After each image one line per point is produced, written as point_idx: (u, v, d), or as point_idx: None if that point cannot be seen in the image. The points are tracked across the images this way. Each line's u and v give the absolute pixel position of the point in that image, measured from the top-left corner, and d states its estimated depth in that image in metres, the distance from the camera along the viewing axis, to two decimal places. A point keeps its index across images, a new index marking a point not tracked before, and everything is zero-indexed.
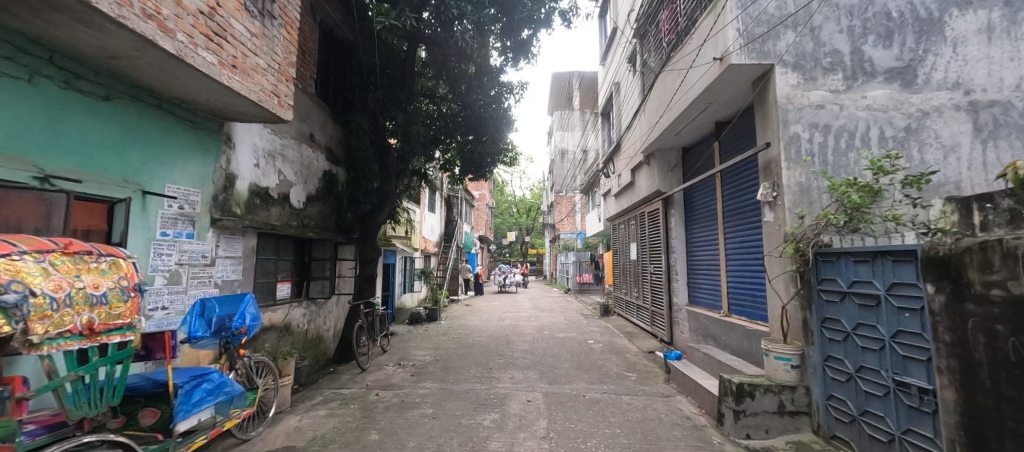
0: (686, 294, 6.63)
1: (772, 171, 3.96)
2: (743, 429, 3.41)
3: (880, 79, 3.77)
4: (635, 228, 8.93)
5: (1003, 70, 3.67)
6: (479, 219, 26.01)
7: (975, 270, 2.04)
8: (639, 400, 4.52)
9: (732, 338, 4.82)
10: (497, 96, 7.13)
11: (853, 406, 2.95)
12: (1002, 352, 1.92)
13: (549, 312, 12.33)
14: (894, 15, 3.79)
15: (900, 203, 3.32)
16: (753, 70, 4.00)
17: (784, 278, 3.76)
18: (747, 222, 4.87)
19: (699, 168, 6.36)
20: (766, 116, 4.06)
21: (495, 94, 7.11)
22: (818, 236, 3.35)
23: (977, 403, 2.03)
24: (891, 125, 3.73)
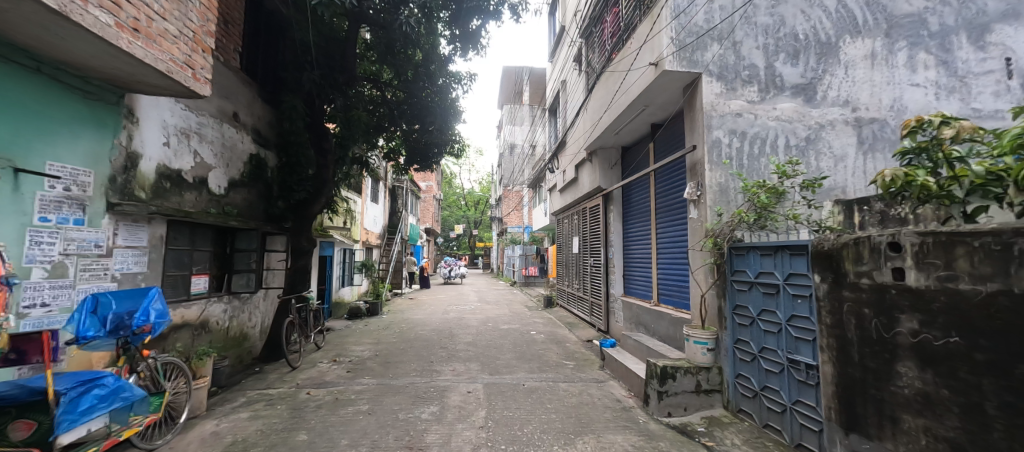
0: (622, 285, 7.03)
1: (697, 172, 4.30)
2: (666, 408, 3.71)
3: (787, 94, 4.25)
4: (578, 222, 9.26)
5: (882, 92, 4.29)
6: (426, 211, 25.47)
7: (850, 262, 2.37)
8: (575, 386, 4.74)
9: (660, 325, 5.20)
10: (444, 86, 6.93)
11: (756, 382, 3.34)
12: (867, 331, 2.26)
13: (494, 304, 12.44)
14: (801, 37, 4.27)
15: (799, 204, 3.78)
16: (683, 77, 4.31)
17: (704, 270, 4.12)
18: (675, 217, 5.26)
19: (636, 166, 6.74)
20: (693, 121, 4.40)
21: (443, 83, 6.93)
22: (733, 231, 3.71)
23: (847, 375, 2.39)
24: (795, 135, 4.22)
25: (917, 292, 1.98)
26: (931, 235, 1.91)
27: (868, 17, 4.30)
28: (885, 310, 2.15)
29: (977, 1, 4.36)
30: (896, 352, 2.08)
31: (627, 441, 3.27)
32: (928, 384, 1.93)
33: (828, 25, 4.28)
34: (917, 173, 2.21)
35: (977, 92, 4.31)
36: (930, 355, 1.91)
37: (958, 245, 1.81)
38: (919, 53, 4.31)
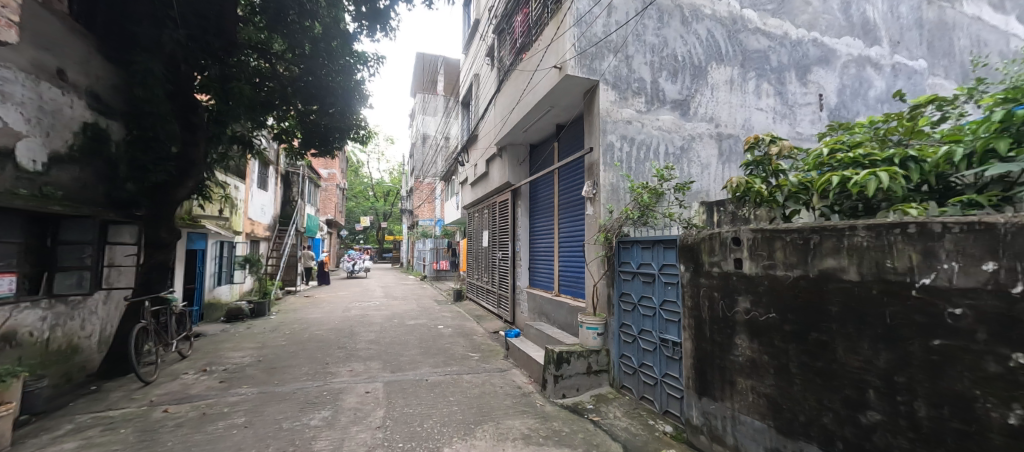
0: (527, 277, 7.31)
1: (593, 172, 4.67)
2: (560, 390, 3.99)
3: (668, 107, 4.83)
4: (488, 216, 9.36)
5: (738, 113, 5.13)
6: (326, 201, 23.35)
7: (705, 254, 2.80)
8: (478, 377, 4.82)
9: (560, 314, 5.56)
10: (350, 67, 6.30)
11: (635, 360, 3.77)
12: (716, 311, 2.70)
13: (401, 300, 11.99)
14: (680, 59, 4.88)
15: (674, 204, 4.36)
16: (583, 83, 4.63)
17: (596, 261, 4.51)
18: (575, 213, 5.64)
19: (543, 164, 7.04)
20: (591, 124, 4.76)
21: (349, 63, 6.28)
22: (621, 226, 4.12)
23: (701, 349, 2.83)
24: (673, 144, 4.83)
25: (750, 277, 2.42)
26: (760, 232, 2.36)
27: (730, 48, 5.09)
28: (728, 293, 2.59)
29: (804, 47, 5.46)
30: (735, 326, 2.53)
31: (524, 425, 3.44)
32: (755, 351, 2.38)
33: (701, 51, 4.97)
34: (753, 182, 2.71)
35: (800, 119, 5.43)
36: (757, 328, 2.37)
37: (777, 240, 2.26)
38: (764, 83, 5.26)
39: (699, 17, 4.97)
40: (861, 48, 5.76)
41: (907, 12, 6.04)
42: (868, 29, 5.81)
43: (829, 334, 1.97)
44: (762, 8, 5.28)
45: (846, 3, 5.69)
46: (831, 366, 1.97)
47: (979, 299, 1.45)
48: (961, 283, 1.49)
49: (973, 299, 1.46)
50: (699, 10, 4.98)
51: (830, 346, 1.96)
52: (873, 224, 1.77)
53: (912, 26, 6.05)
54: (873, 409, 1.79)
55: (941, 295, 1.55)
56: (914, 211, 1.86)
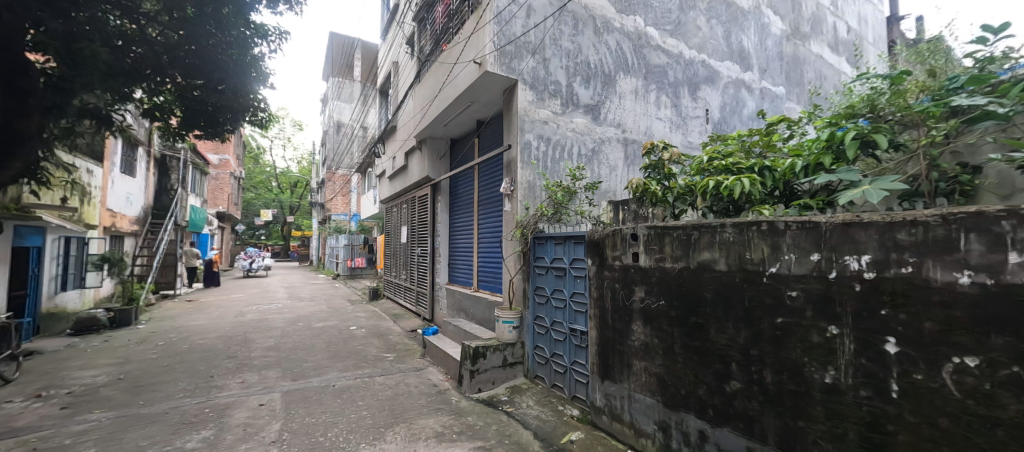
0: (446, 274, 7.19)
1: (511, 169, 4.77)
2: (476, 385, 4.02)
3: (581, 111, 5.11)
4: (406, 212, 9.01)
5: (641, 121, 5.64)
6: (220, 193, 20.17)
7: (609, 249, 3.02)
8: (392, 378, 4.63)
9: (478, 310, 5.59)
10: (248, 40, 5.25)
11: (548, 351, 3.95)
12: (617, 301, 2.93)
13: (308, 300, 11.02)
14: (592, 66, 5.19)
15: (585, 202, 4.64)
16: (503, 80, 4.69)
17: (513, 257, 4.61)
18: (494, 209, 5.70)
19: (463, 159, 6.98)
20: (510, 122, 4.85)
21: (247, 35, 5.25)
22: (536, 223, 4.28)
23: (604, 335, 3.06)
24: (585, 146, 5.14)
25: (645, 269, 2.68)
26: (654, 228, 2.62)
27: (635, 61, 5.55)
28: (627, 283, 2.84)
29: (695, 67, 6.19)
30: (632, 314, 2.79)
31: (437, 422, 3.40)
32: (648, 335, 2.65)
33: (610, 61, 5.33)
34: (649, 184, 3.00)
35: (691, 130, 6.15)
36: (650, 315, 2.63)
37: (667, 235, 2.53)
38: (663, 95, 5.85)
39: (610, 29, 5.33)
40: (738, 72, 6.71)
41: (771, 46, 7.19)
42: (743, 57, 6.79)
43: (705, 317, 2.27)
44: (663, 28, 5.85)
45: (727, 32, 6.57)
46: (706, 345, 2.26)
47: (808, 283, 1.79)
48: (797, 271, 1.83)
49: (804, 283, 1.81)
50: (610, 22, 5.33)
51: (704, 327, 2.26)
52: (738, 222, 2.07)
53: (775, 57, 7.22)
54: (735, 379, 2.11)
55: (783, 281, 1.89)
56: (768, 212, 2.23)
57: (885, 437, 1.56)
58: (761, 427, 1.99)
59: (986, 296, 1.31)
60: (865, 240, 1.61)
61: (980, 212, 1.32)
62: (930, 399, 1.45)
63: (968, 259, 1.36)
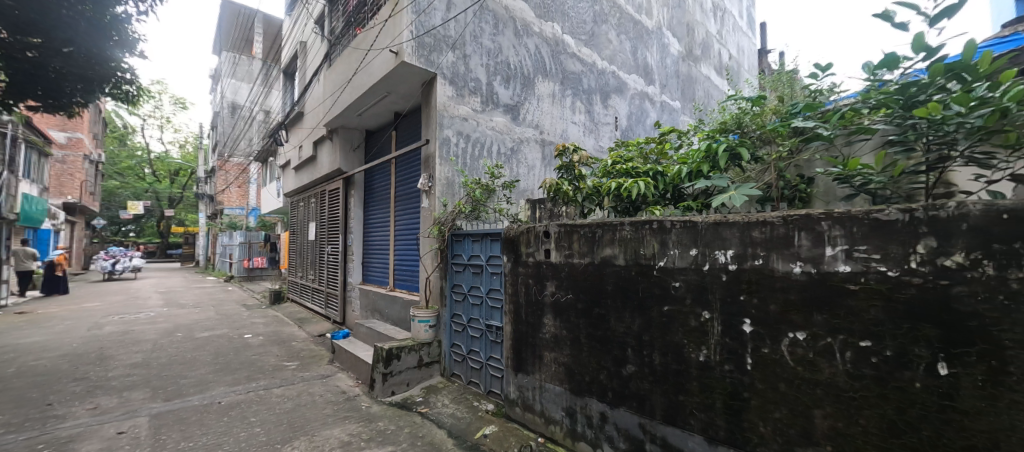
0: (360, 273, 6.75)
1: (429, 165, 4.65)
2: (389, 388, 3.85)
3: (501, 110, 5.18)
4: (314, 206, 8.29)
5: (558, 123, 5.90)
6: (69, 182, 16.35)
7: (524, 246, 3.11)
8: (293, 388, 4.23)
9: (393, 310, 5.36)
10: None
11: (465, 348, 3.95)
12: (531, 296, 3.03)
13: (190, 307, 9.54)
14: (512, 67, 5.29)
15: (503, 200, 4.72)
16: (421, 73, 4.55)
17: (430, 254, 4.51)
18: (411, 205, 5.51)
19: (379, 152, 6.62)
20: (428, 117, 4.73)
21: None
22: (454, 220, 4.26)
23: (518, 330, 3.14)
24: (504, 145, 5.22)
25: (556, 264, 2.82)
26: (564, 226, 2.77)
27: (553, 66, 5.79)
28: (539, 279, 2.96)
29: (606, 77, 6.66)
30: (543, 308, 2.92)
31: (343, 431, 3.19)
32: (558, 327, 2.79)
33: (529, 63, 5.48)
34: (562, 184, 3.16)
35: (602, 135, 6.62)
36: (559, 308, 2.78)
37: (575, 232, 2.69)
38: (578, 101, 6.19)
39: (530, 32, 5.47)
40: (642, 85, 7.39)
41: (670, 64, 8.04)
42: (647, 71, 7.49)
43: (606, 308, 2.46)
44: (578, 37, 6.18)
45: (634, 48, 7.19)
46: (607, 334, 2.46)
47: (688, 275, 2.05)
48: (679, 264, 2.08)
49: (685, 275, 2.06)
50: (529, 26, 5.47)
51: (606, 317, 2.46)
52: (634, 221, 2.28)
53: (673, 75, 8.09)
54: (630, 363, 2.32)
55: (669, 273, 2.13)
56: (659, 212, 2.51)
57: (742, 403, 1.86)
58: (651, 404, 2.22)
59: (811, 282, 1.64)
60: (730, 237, 1.89)
61: (808, 215, 1.64)
62: (773, 368, 1.76)
63: (800, 252, 1.67)
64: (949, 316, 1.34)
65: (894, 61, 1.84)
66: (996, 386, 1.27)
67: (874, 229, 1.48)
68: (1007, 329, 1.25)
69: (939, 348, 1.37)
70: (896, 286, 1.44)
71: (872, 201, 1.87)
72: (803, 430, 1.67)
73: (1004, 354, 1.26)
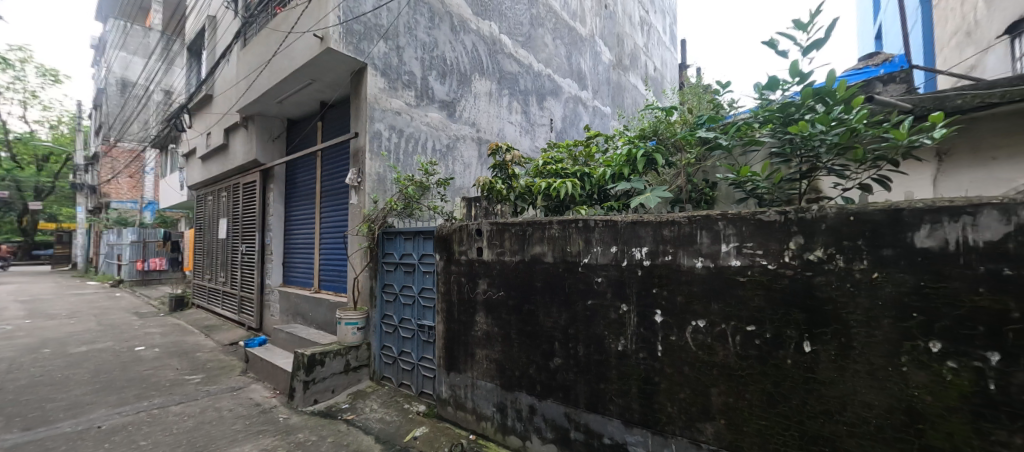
0: (279, 275, 6.21)
1: (358, 159, 4.42)
2: (311, 396, 3.61)
3: (436, 106, 5.07)
4: (225, 201, 7.46)
5: (494, 122, 5.93)
6: None
7: (456, 244, 3.09)
8: (196, 404, 3.79)
9: (318, 313, 5.01)
10: None
11: (396, 349, 3.83)
12: (464, 294, 3.02)
13: (64, 318, 8.08)
14: (448, 62, 5.20)
15: (437, 198, 4.63)
16: (349, 62, 4.30)
17: (359, 253, 4.30)
18: (338, 201, 5.19)
19: (302, 143, 6.14)
20: (357, 108, 4.47)
21: None
22: (386, 217, 4.10)
23: (451, 329, 3.11)
24: (440, 141, 5.13)
25: (488, 263, 2.84)
26: (496, 224, 2.80)
27: (490, 65, 5.81)
28: (472, 277, 2.96)
29: (541, 79, 6.83)
30: (475, 306, 2.93)
31: (257, 447, 2.93)
32: (490, 325, 2.82)
33: (466, 60, 5.44)
34: (495, 183, 3.19)
35: (538, 136, 6.78)
36: (491, 305, 2.81)
37: (506, 231, 2.74)
38: (514, 101, 6.27)
39: (466, 29, 5.43)
40: (576, 89, 7.71)
41: (602, 71, 8.48)
42: (581, 77, 7.83)
43: (535, 304, 2.54)
44: (515, 38, 6.27)
45: (569, 53, 7.47)
46: (536, 329, 2.54)
47: (608, 271, 2.19)
48: (601, 261, 2.22)
49: (607, 271, 2.20)
50: (466, 22, 5.43)
51: (535, 313, 2.54)
52: (561, 220, 2.38)
53: (604, 81, 8.54)
54: (557, 356, 2.43)
55: (592, 269, 2.26)
56: (585, 212, 2.66)
57: (654, 387, 2.03)
58: (575, 393, 2.34)
59: (710, 275, 1.84)
60: (644, 235, 2.05)
61: (708, 216, 1.85)
62: (679, 353, 1.94)
63: (701, 249, 1.87)
64: (812, 301, 1.59)
65: (776, 83, 2.13)
66: (843, 358, 1.54)
67: (758, 228, 1.71)
68: (852, 311, 1.52)
69: (805, 329, 1.62)
70: (774, 277, 1.68)
71: (759, 204, 2.15)
72: (703, 407, 1.88)
73: (850, 332, 1.52)
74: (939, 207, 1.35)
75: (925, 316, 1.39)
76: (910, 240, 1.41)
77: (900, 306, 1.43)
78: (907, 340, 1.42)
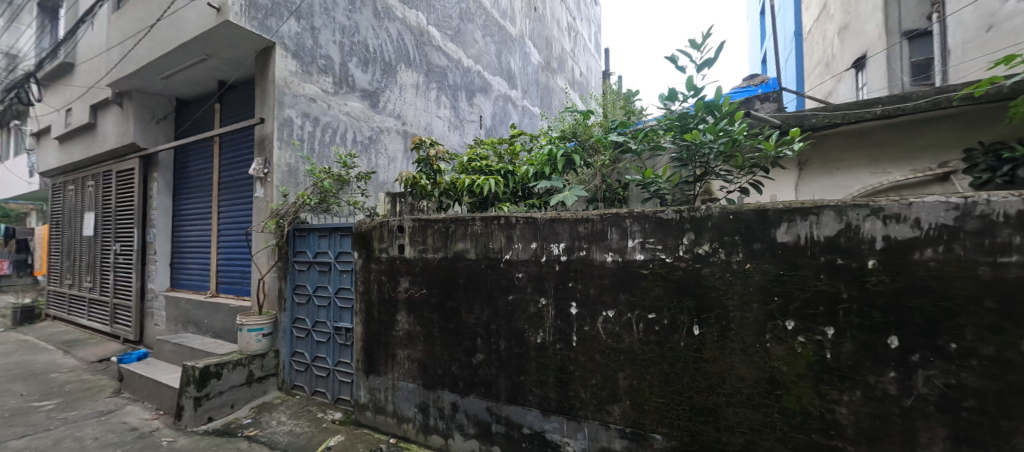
0: (165, 278, 5.37)
1: (264, 147, 3.98)
2: (205, 414, 3.19)
3: (357, 95, 4.77)
4: (91, 191, 6.26)
5: (421, 116, 5.76)
6: None
7: (377, 242, 2.94)
8: (48, 435, 3.14)
9: (215, 320, 4.44)
10: None
11: (308, 355, 3.55)
12: (384, 293, 2.89)
13: None
14: (371, 50, 4.92)
15: (358, 192, 4.37)
16: (253, 39, 3.85)
17: (265, 252, 3.89)
18: (240, 193, 4.64)
19: (195, 127, 5.37)
20: (262, 91, 4.03)
21: None
22: (297, 212, 3.76)
23: (370, 330, 2.96)
24: (361, 133, 4.84)
25: (409, 260, 2.76)
26: (418, 221, 2.72)
27: (417, 56, 5.61)
28: (392, 275, 2.85)
29: (471, 75, 6.78)
30: (396, 305, 2.82)
31: None
32: (412, 324, 2.74)
33: (391, 49, 5.19)
34: (419, 178, 3.09)
35: (467, 132, 6.73)
36: (413, 304, 2.73)
37: (429, 227, 2.68)
38: (442, 96, 6.14)
39: (391, 16, 5.17)
40: (506, 88, 7.79)
41: (531, 72, 8.67)
42: (510, 76, 7.93)
43: (458, 301, 2.52)
44: (443, 31, 6.13)
45: (499, 51, 7.52)
46: (458, 326, 2.53)
47: (529, 266, 2.26)
48: (522, 257, 2.28)
49: (527, 266, 2.27)
50: (391, 9, 5.18)
51: (458, 311, 2.53)
52: (484, 217, 2.40)
53: (533, 82, 8.75)
54: (480, 352, 2.44)
55: (514, 265, 2.31)
56: (508, 209, 2.71)
57: (569, 375, 2.15)
58: (497, 387, 2.38)
59: (618, 268, 2.00)
60: (561, 231, 2.15)
61: (617, 214, 1.99)
62: (591, 342, 2.08)
63: (611, 245, 2.01)
64: (700, 290, 1.81)
65: (675, 95, 2.37)
66: (724, 338, 1.77)
67: (658, 225, 1.89)
68: (729, 297, 1.75)
69: (695, 315, 1.83)
70: (671, 269, 1.87)
71: (661, 203, 2.38)
72: (611, 391, 2.03)
73: (728, 316, 1.75)
74: (794, 208, 1.61)
75: (783, 299, 1.65)
76: (773, 236, 1.66)
77: (765, 291, 1.68)
78: (770, 320, 1.68)
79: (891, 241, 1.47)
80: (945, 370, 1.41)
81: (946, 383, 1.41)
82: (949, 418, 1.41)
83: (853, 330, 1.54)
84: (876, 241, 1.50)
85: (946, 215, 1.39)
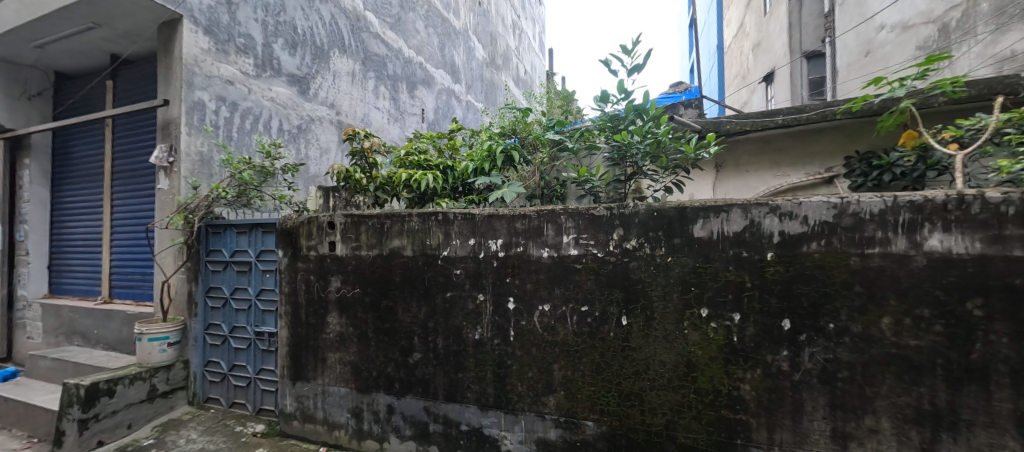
0: (40, 283, 4.55)
1: (168, 133, 3.51)
2: (94, 438, 2.77)
3: (283, 80, 4.39)
4: None
5: (357, 106, 5.46)
6: None
7: (304, 239, 2.74)
8: None
9: (106, 329, 3.86)
10: None
11: (225, 364, 3.22)
12: (313, 294, 2.70)
13: None
14: (300, 32, 4.54)
15: (284, 185, 4.04)
16: (154, 9, 3.37)
17: (171, 251, 3.43)
18: (140, 185, 4.07)
19: (77, 106, 4.59)
20: (166, 69, 3.54)
21: None
22: (210, 207, 3.38)
23: (297, 334, 2.76)
24: (288, 121, 4.47)
25: (341, 259, 2.61)
26: (351, 217, 2.58)
27: (352, 42, 5.29)
28: (322, 274, 2.67)
29: (412, 67, 6.55)
30: (327, 306, 2.65)
31: None
32: (344, 325, 2.60)
33: (322, 32, 4.84)
34: (352, 171, 2.92)
35: (407, 125, 6.50)
36: (345, 304, 2.59)
37: (362, 223, 2.55)
38: (381, 86, 5.86)
39: None
40: (449, 82, 7.65)
41: (475, 67, 8.59)
42: (454, 70, 7.79)
43: (394, 300, 2.44)
44: (382, 18, 5.85)
45: (442, 44, 7.34)
46: (394, 326, 2.45)
47: (467, 263, 2.24)
48: (461, 253, 2.25)
49: (465, 262, 2.25)
50: None
51: (394, 310, 2.44)
52: (421, 212, 2.33)
53: (477, 78, 8.68)
54: (416, 351, 2.38)
55: (452, 262, 2.28)
56: (446, 204, 2.66)
57: (506, 369, 2.17)
58: (434, 386, 2.34)
59: (553, 264, 2.05)
60: (499, 228, 2.16)
61: (552, 211, 2.05)
62: (528, 336, 2.12)
63: (547, 240, 2.06)
64: (628, 282, 1.92)
65: (608, 97, 2.48)
66: (648, 327, 1.90)
67: (591, 222, 1.97)
68: (653, 288, 1.88)
69: (623, 306, 1.94)
70: (602, 263, 1.96)
71: (596, 200, 2.48)
72: (546, 382, 2.09)
73: (651, 305, 1.88)
74: (708, 206, 1.76)
75: (698, 289, 1.81)
76: (691, 231, 1.81)
77: (683, 282, 1.83)
78: (688, 309, 1.83)
79: (785, 235, 1.67)
80: (826, 346, 1.64)
81: (825, 358, 1.64)
82: (828, 387, 1.64)
83: (755, 315, 1.73)
84: (774, 236, 1.69)
85: (827, 213, 1.61)
